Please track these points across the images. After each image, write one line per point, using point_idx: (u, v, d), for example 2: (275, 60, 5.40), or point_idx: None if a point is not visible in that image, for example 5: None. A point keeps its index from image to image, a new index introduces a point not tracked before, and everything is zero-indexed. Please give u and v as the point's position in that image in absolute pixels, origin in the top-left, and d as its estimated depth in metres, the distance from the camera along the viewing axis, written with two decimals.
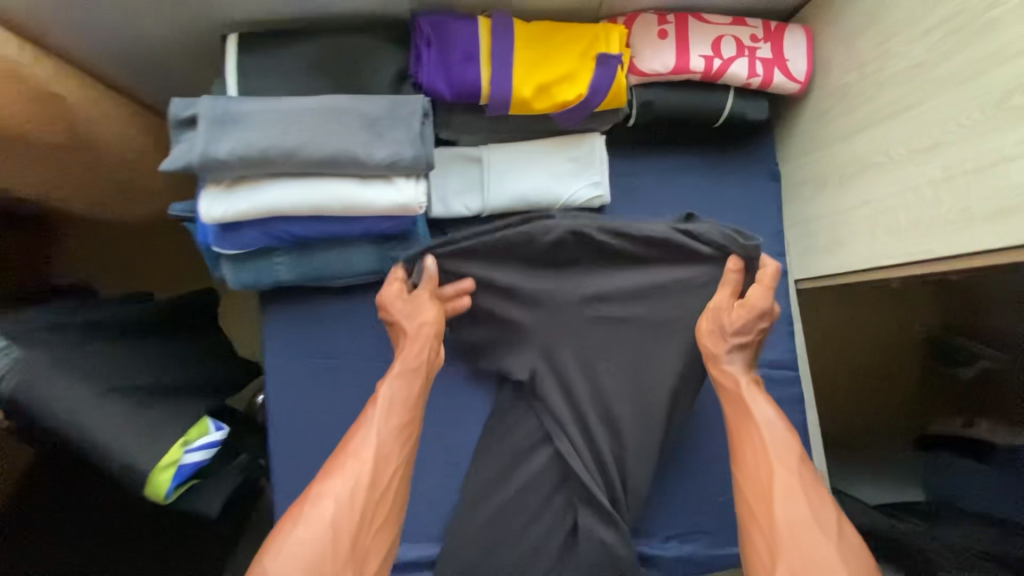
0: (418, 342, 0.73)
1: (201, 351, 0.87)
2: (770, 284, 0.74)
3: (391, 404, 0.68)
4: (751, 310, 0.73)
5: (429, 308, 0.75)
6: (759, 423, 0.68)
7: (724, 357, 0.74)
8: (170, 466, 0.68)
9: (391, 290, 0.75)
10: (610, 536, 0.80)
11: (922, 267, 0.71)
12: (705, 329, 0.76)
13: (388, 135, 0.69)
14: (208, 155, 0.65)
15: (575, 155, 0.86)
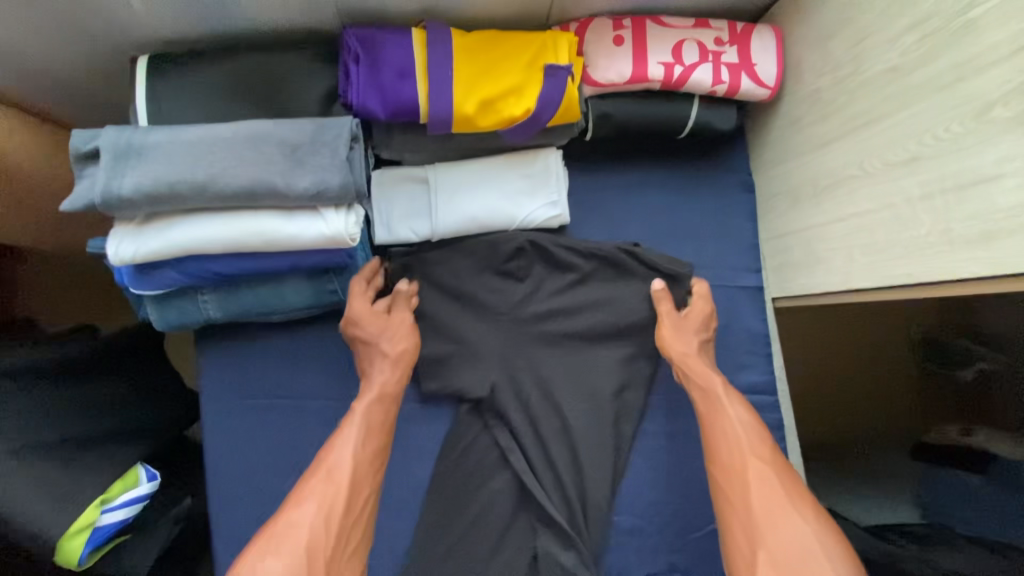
0: (396, 366, 0.73)
1: (147, 387, 0.80)
2: (707, 299, 0.81)
3: (370, 426, 0.68)
4: (704, 311, 0.80)
5: (408, 332, 0.75)
6: (732, 419, 0.70)
7: (693, 355, 0.76)
8: (82, 530, 0.63)
9: (358, 307, 0.72)
10: (569, 558, 0.77)
11: (904, 292, 0.64)
12: (669, 333, 0.77)
13: (311, 162, 0.63)
14: (110, 193, 0.59)
15: (528, 172, 0.80)
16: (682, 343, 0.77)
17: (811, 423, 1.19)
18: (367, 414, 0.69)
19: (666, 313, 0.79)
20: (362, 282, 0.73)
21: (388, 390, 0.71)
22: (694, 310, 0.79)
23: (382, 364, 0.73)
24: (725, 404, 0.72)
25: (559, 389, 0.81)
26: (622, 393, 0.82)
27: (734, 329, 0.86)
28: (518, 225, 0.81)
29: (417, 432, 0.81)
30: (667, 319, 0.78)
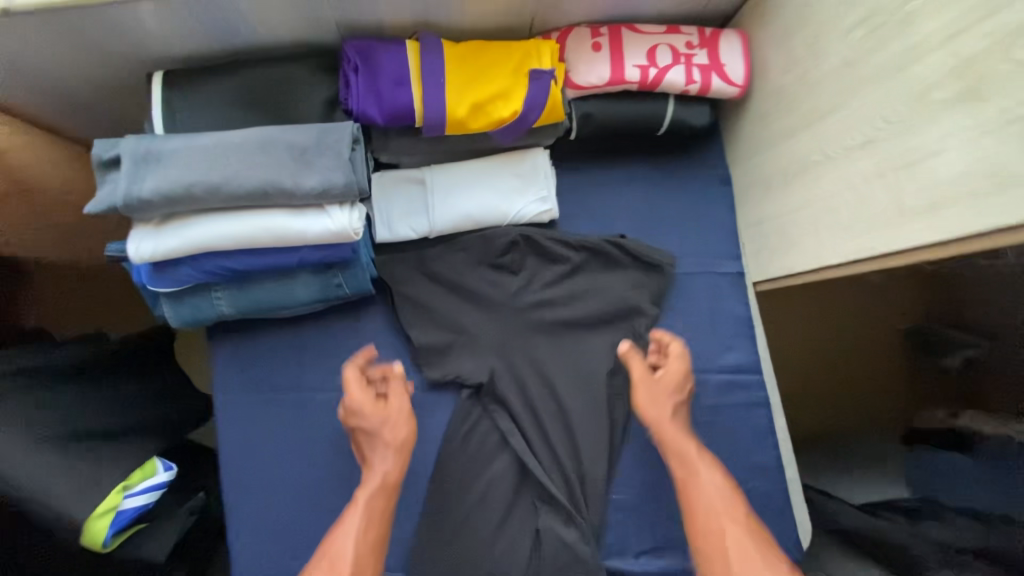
0: (394, 455, 0.74)
1: (161, 387, 0.84)
2: (683, 365, 0.82)
3: (372, 514, 0.70)
4: (677, 372, 0.81)
5: (404, 419, 0.75)
6: (706, 482, 0.73)
7: (667, 419, 0.78)
8: (107, 513, 0.65)
9: (358, 396, 0.75)
10: (570, 533, 0.80)
11: (866, 265, 0.69)
12: (644, 399, 0.79)
13: (317, 163, 0.68)
14: (131, 195, 0.64)
15: (518, 171, 0.85)
16: (658, 409, 0.78)
17: (802, 410, 1.27)
18: (370, 503, 0.70)
19: (640, 377, 0.80)
20: (357, 371, 0.76)
21: (389, 479, 0.72)
22: (666, 371, 0.81)
23: (384, 454, 0.74)
24: (699, 466, 0.75)
25: (554, 373, 0.85)
26: (614, 376, 0.87)
27: (718, 312, 0.91)
28: (510, 220, 0.86)
29: (421, 419, 0.85)
30: (640, 384, 0.80)
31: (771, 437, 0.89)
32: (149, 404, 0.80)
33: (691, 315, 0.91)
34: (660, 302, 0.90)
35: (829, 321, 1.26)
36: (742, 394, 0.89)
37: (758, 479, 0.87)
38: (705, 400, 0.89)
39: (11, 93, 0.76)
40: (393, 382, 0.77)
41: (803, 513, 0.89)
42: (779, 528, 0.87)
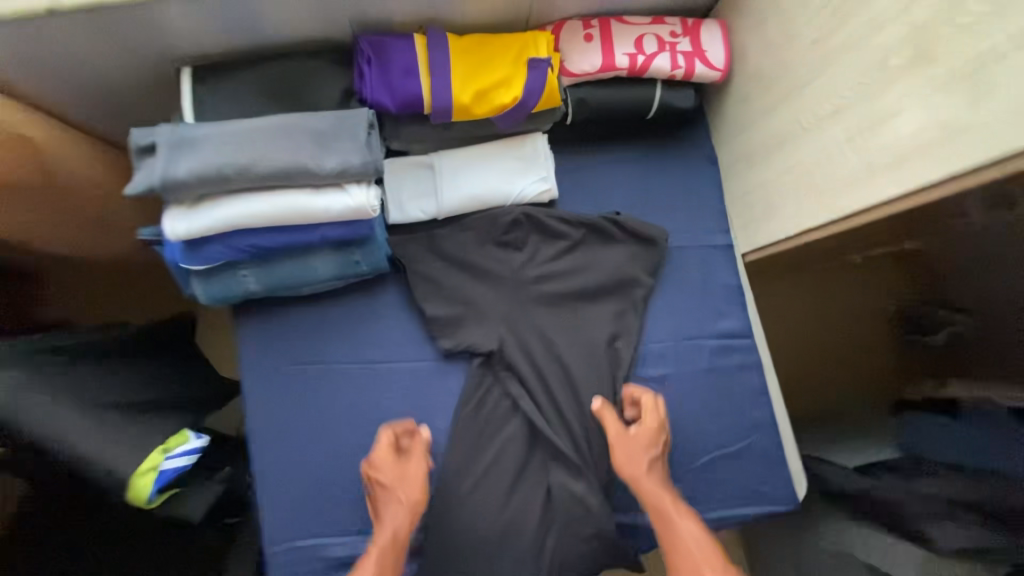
0: (405, 512, 0.77)
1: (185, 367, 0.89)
2: (656, 420, 0.85)
3: (384, 567, 0.72)
4: (650, 427, 0.84)
5: (416, 480, 0.80)
6: (685, 532, 0.74)
7: (644, 475, 0.81)
8: (149, 471, 0.70)
9: (381, 455, 0.80)
10: (580, 487, 0.87)
11: (841, 223, 0.75)
12: (621, 457, 0.82)
13: (336, 145, 0.74)
14: (168, 177, 0.70)
15: (519, 154, 0.92)
16: (636, 465, 0.81)
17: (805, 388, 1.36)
18: (377, 562, 0.72)
19: (615, 435, 0.83)
20: (389, 437, 0.82)
21: (400, 535, 0.76)
22: (642, 426, 0.84)
23: (396, 511, 0.78)
24: (678, 521, 0.76)
25: (559, 341, 0.91)
26: (614, 343, 0.93)
27: (710, 282, 0.97)
28: (514, 201, 0.92)
29: (436, 388, 0.90)
30: (616, 441, 0.83)
31: (764, 396, 0.94)
32: (178, 382, 0.85)
33: (685, 285, 0.97)
34: (655, 274, 0.96)
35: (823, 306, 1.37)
36: (735, 357, 0.95)
37: (754, 435, 0.93)
38: (701, 363, 0.94)
39: (45, 90, 0.82)
40: (415, 442, 0.83)
41: (797, 467, 0.94)
42: (775, 480, 0.92)
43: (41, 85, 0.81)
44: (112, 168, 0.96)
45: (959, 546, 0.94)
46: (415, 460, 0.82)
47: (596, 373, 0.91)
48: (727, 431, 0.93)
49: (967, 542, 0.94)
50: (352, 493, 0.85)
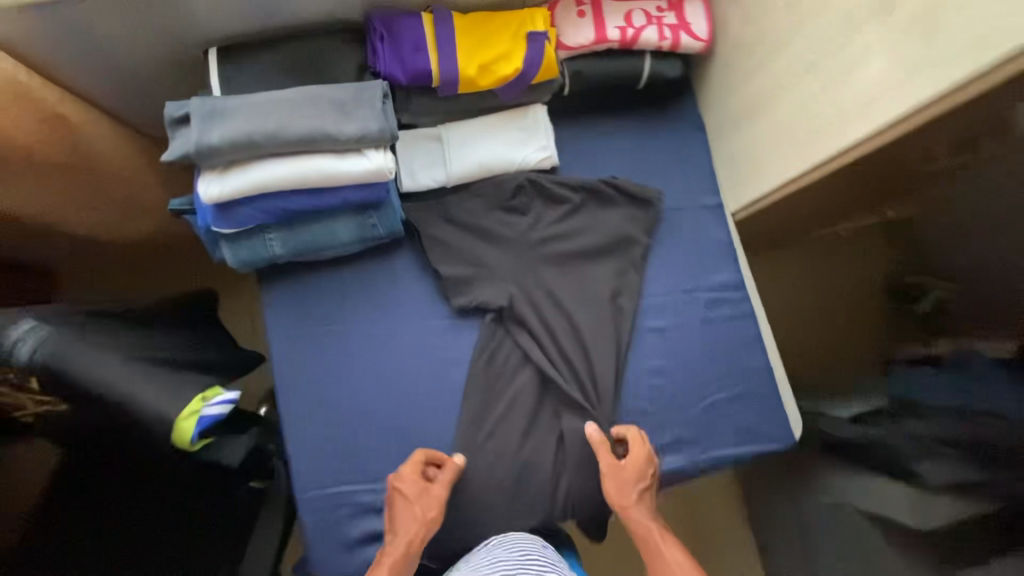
0: (417, 530, 0.81)
1: (212, 340, 0.94)
2: (647, 451, 0.89)
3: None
4: (639, 460, 0.88)
5: (437, 501, 0.83)
6: (672, 560, 0.76)
7: (632, 507, 0.84)
8: (192, 415, 0.75)
9: (405, 472, 0.85)
10: (589, 429, 0.93)
11: (819, 169, 0.82)
12: (612, 487, 0.86)
13: (355, 113, 0.81)
14: (202, 143, 0.76)
15: (521, 124, 0.98)
16: (624, 495, 0.85)
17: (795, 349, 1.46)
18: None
19: (605, 464, 0.87)
20: (420, 457, 0.87)
21: (411, 552, 0.79)
22: (630, 459, 0.88)
23: (410, 525, 0.81)
24: (665, 548, 0.78)
25: (565, 296, 0.97)
26: (616, 298, 0.99)
27: (703, 239, 1.04)
28: (517, 168, 0.99)
29: (451, 344, 0.96)
30: (607, 473, 0.86)
31: (758, 344, 1.00)
32: (207, 350, 0.91)
33: (680, 243, 1.03)
34: (652, 233, 1.03)
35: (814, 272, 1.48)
36: (730, 308, 1.01)
37: (751, 380, 0.99)
38: (698, 314, 1.01)
39: (78, 73, 0.88)
40: (447, 469, 0.87)
41: (793, 409, 1.00)
42: (772, 421, 0.98)
43: (75, 67, 0.87)
44: (138, 150, 1.02)
45: (948, 482, 1.05)
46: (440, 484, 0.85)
47: (600, 324, 0.97)
48: (726, 376, 0.99)
49: (952, 478, 1.05)
50: (376, 443, 0.91)
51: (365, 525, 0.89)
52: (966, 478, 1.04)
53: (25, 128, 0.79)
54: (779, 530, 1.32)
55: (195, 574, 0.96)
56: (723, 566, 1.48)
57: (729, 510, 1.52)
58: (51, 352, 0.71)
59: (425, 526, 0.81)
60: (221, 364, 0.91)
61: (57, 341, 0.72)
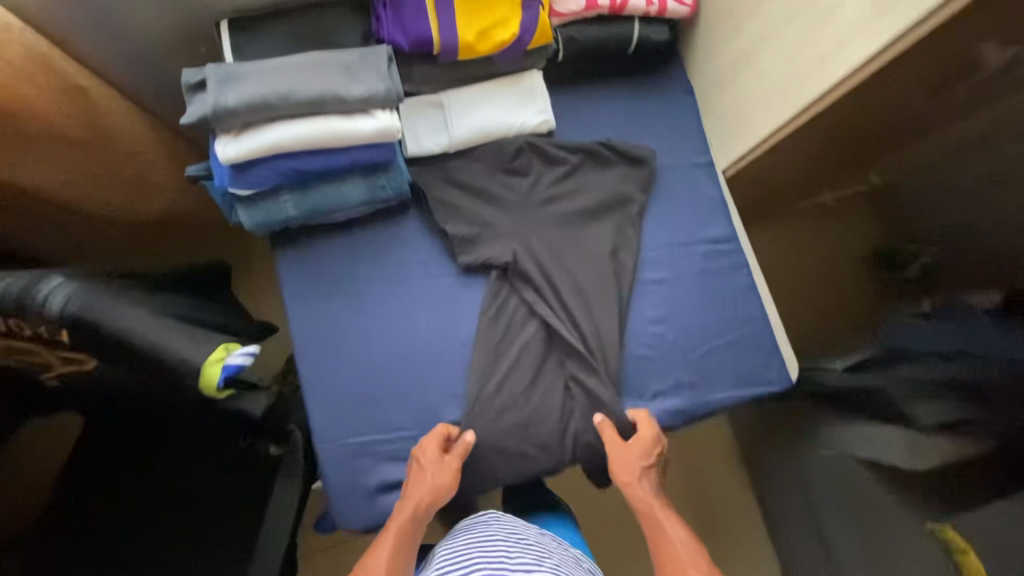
0: (429, 495, 0.87)
1: (221, 310, 0.99)
2: (651, 430, 0.94)
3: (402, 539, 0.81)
4: (645, 440, 0.94)
5: (451, 473, 0.88)
6: (672, 536, 0.85)
7: (635, 484, 0.91)
8: (216, 362, 0.78)
9: (424, 445, 0.90)
10: (594, 376, 0.97)
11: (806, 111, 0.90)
12: (617, 463, 0.92)
13: (362, 76, 0.85)
14: (218, 105, 0.80)
15: (519, 89, 1.03)
16: (628, 473, 0.91)
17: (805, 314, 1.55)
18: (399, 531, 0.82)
19: (610, 441, 0.93)
20: (439, 432, 0.91)
21: (418, 513, 0.85)
22: (637, 439, 0.94)
23: (421, 490, 0.87)
24: (666, 525, 0.87)
25: (567, 252, 1.02)
26: (616, 253, 1.03)
27: (696, 195, 1.09)
28: (516, 131, 1.03)
29: (459, 301, 0.99)
30: (614, 448, 0.93)
31: (753, 292, 1.05)
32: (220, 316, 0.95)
33: (675, 200, 1.08)
34: (648, 190, 1.07)
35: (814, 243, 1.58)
36: (724, 259, 1.06)
37: (748, 326, 1.03)
38: (695, 266, 1.05)
39: (93, 49, 0.92)
40: (460, 445, 0.92)
41: (789, 353, 1.05)
42: (769, 364, 1.03)
43: (91, 43, 0.90)
44: (152, 128, 1.06)
45: (937, 421, 1.11)
46: (453, 459, 0.90)
47: (601, 277, 1.01)
48: (724, 324, 1.03)
49: (941, 418, 1.11)
50: (391, 395, 0.95)
51: (385, 473, 0.93)
52: (953, 416, 1.11)
53: (50, 98, 0.83)
54: (781, 486, 1.34)
55: (214, 534, 1.01)
56: (730, 531, 1.49)
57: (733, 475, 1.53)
58: (81, 304, 0.74)
59: (437, 494, 0.88)
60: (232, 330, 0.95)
61: (86, 294, 0.76)
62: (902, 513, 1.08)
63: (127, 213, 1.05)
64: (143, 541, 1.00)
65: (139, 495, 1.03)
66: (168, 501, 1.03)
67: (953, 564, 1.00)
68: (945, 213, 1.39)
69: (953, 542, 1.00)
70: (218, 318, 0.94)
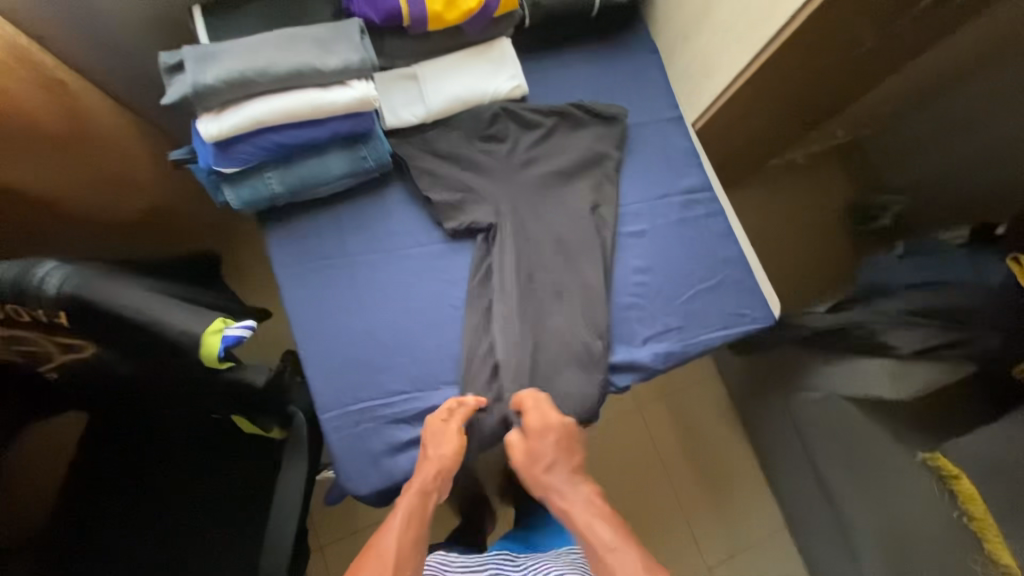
0: (434, 468, 0.86)
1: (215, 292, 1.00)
2: (539, 424, 0.89)
3: (412, 513, 0.80)
4: (538, 431, 0.88)
5: (458, 443, 0.88)
6: (597, 533, 0.78)
7: (552, 486, 0.86)
8: (215, 333, 0.80)
9: (432, 420, 0.91)
10: (585, 327, 1.00)
11: (762, 54, 0.95)
12: (527, 474, 0.87)
13: (336, 48, 0.88)
14: (198, 83, 0.82)
15: (490, 57, 1.06)
16: (537, 479, 0.86)
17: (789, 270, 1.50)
18: (408, 506, 0.80)
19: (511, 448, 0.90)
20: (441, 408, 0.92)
21: (427, 487, 0.84)
22: (532, 433, 0.88)
23: (428, 466, 0.87)
24: (590, 523, 0.80)
25: (548, 212, 1.05)
26: (596, 209, 1.06)
27: (670, 148, 1.12)
28: (491, 97, 1.06)
29: (448, 265, 1.02)
30: (517, 455, 0.88)
31: (730, 236, 1.09)
32: (214, 299, 0.96)
33: (648, 154, 1.12)
34: (622, 147, 1.10)
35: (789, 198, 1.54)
36: (701, 208, 1.10)
37: (729, 269, 1.07)
38: (674, 216, 1.09)
39: (69, 38, 0.93)
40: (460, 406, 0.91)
41: (770, 292, 1.08)
42: (752, 303, 1.06)
43: (66, 33, 0.92)
44: (132, 120, 1.07)
45: (916, 348, 1.11)
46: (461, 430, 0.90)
47: (584, 232, 1.04)
48: (705, 268, 1.06)
49: (921, 344, 1.12)
50: (389, 360, 0.97)
51: (389, 437, 0.94)
52: (932, 342, 1.12)
53: (31, 90, 0.84)
54: (775, 433, 1.37)
55: (225, 519, 1.02)
56: (731, 487, 1.51)
57: (731, 433, 1.56)
58: (77, 286, 0.76)
59: (448, 468, 0.87)
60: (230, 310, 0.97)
61: (82, 276, 0.78)
62: (893, 441, 1.11)
63: (113, 210, 1.06)
64: (155, 531, 1.00)
65: (144, 488, 1.03)
66: (173, 494, 1.03)
67: (948, 488, 1.04)
68: (907, 161, 1.45)
69: (944, 469, 1.04)
70: (213, 299, 0.96)
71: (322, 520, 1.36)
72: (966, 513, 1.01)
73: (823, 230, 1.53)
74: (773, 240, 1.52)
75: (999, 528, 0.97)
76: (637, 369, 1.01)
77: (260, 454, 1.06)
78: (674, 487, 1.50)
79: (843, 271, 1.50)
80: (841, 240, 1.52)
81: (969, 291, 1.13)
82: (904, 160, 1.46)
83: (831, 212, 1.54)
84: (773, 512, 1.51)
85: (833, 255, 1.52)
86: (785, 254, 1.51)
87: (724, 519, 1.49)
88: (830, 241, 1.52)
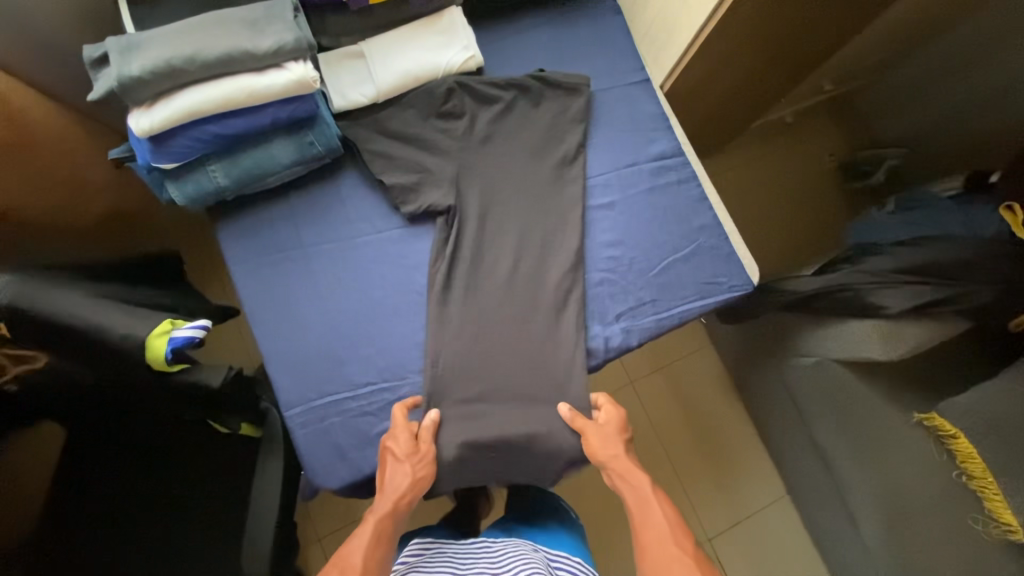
0: (414, 483, 0.84)
1: (173, 290, 0.98)
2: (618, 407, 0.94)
3: (380, 532, 0.78)
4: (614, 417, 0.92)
5: (430, 464, 0.87)
6: (658, 514, 0.80)
7: (621, 455, 0.87)
8: (162, 335, 0.79)
9: (405, 434, 0.86)
10: (556, 307, 0.96)
11: (721, 7, 0.89)
12: (593, 444, 0.88)
13: (269, 28, 0.83)
14: (122, 75, 0.78)
15: (440, 29, 1.01)
16: (610, 446, 0.88)
17: (779, 231, 1.44)
18: (377, 526, 0.78)
19: (586, 427, 0.90)
20: (404, 419, 0.88)
21: (399, 507, 0.81)
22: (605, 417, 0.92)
23: (402, 479, 0.83)
24: (652, 503, 0.82)
25: (510, 190, 1.01)
26: (561, 183, 1.02)
27: (636, 112, 1.07)
28: (444, 71, 1.01)
29: (409, 248, 0.99)
30: (589, 431, 0.89)
31: (704, 202, 1.04)
32: (171, 296, 0.95)
33: (614, 121, 1.06)
34: (587, 117, 1.05)
35: (774, 156, 1.48)
36: (672, 174, 1.05)
37: (702, 237, 1.02)
38: (644, 184, 1.04)
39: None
40: (427, 428, 0.88)
41: (749, 258, 1.03)
42: (728, 271, 1.02)
43: None
44: (77, 120, 1.03)
45: (904, 307, 1.04)
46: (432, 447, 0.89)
47: (545, 209, 1.00)
48: (680, 237, 1.02)
49: (913, 301, 1.05)
50: (352, 351, 0.94)
51: (357, 430, 0.92)
52: (924, 298, 1.05)
53: None
54: (770, 402, 1.34)
55: (204, 517, 1.01)
56: (729, 457, 1.49)
57: (726, 401, 1.52)
58: (12, 296, 0.74)
59: (419, 488, 0.84)
60: (188, 308, 0.95)
61: (21, 285, 0.75)
62: (890, 407, 1.06)
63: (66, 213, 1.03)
64: (132, 534, 0.99)
65: (120, 491, 1.01)
66: (147, 497, 1.01)
67: (946, 447, 1.01)
68: (897, 109, 1.40)
69: (943, 429, 1.00)
70: (170, 299, 0.93)
71: (314, 514, 1.34)
72: (965, 472, 0.99)
73: (814, 186, 1.47)
74: (761, 202, 1.45)
75: (1000, 486, 0.95)
76: (610, 349, 0.97)
77: (237, 451, 1.05)
78: (672, 459, 1.47)
79: (834, 227, 1.45)
80: (833, 197, 1.46)
81: (961, 242, 1.08)
82: (895, 110, 1.40)
83: (822, 167, 1.48)
84: (773, 481, 1.49)
85: (823, 211, 1.45)
86: (775, 216, 1.45)
87: (724, 488, 1.47)
88: (823, 199, 1.46)
